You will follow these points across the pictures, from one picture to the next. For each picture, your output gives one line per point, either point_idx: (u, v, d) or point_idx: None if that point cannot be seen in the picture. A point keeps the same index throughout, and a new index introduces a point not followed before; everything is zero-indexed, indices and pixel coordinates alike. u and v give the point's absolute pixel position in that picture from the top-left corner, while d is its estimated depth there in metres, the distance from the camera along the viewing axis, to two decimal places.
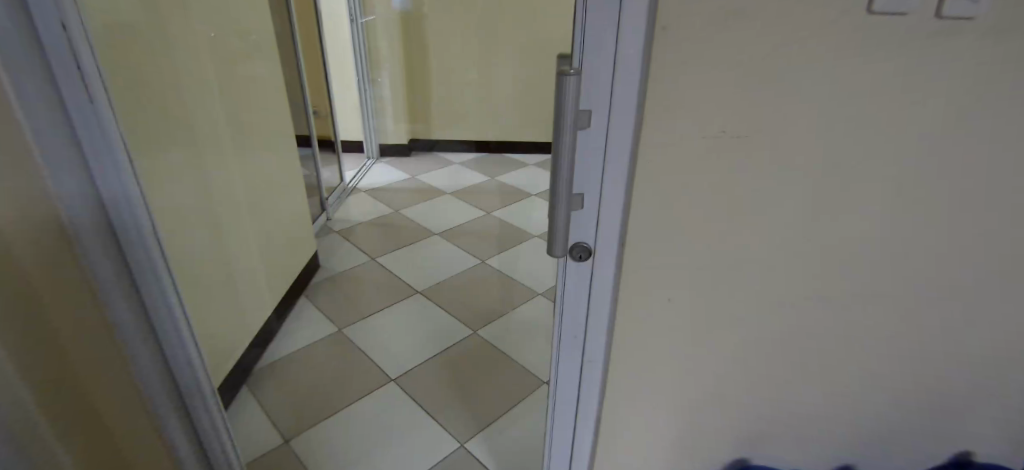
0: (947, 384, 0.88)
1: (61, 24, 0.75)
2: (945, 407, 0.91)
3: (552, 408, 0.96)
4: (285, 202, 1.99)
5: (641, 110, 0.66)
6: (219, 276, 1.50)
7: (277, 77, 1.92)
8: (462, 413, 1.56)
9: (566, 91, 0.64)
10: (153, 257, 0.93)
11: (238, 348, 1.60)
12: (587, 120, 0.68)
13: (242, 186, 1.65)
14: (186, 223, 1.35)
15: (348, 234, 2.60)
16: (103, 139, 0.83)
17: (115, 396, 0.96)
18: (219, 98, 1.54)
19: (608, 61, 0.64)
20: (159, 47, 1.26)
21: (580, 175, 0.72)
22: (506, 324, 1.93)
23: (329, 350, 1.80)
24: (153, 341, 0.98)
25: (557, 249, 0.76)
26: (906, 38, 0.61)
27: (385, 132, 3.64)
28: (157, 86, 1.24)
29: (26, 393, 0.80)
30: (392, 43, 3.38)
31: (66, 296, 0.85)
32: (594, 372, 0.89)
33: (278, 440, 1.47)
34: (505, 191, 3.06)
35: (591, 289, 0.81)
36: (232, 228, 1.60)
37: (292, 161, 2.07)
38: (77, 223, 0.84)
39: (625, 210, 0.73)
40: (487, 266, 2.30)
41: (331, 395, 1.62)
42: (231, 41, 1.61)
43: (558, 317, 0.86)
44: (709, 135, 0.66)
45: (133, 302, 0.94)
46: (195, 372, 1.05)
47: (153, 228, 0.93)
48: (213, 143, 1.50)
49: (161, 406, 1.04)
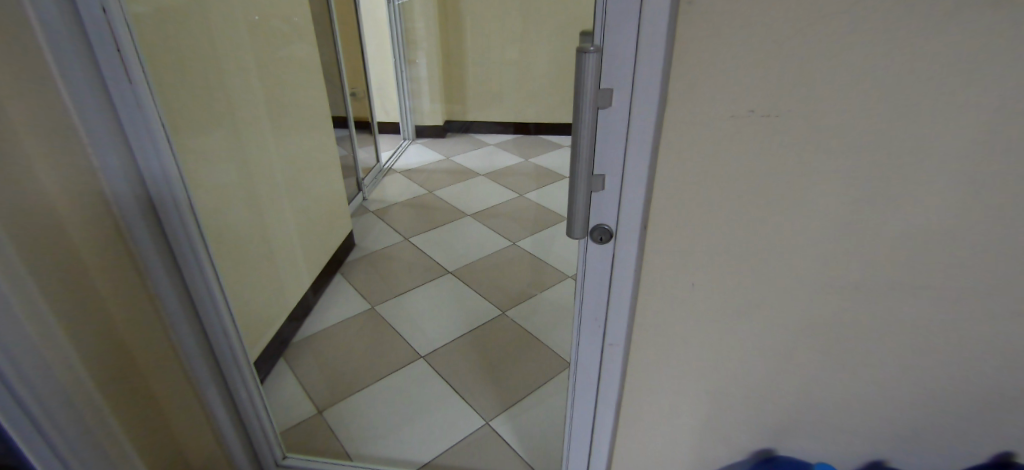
0: (1004, 394, 0.80)
1: (101, 9, 0.78)
2: (1004, 418, 0.82)
3: (573, 388, 0.96)
4: (323, 181, 2.05)
5: (664, 89, 0.65)
6: (256, 255, 1.56)
7: (316, 59, 1.95)
8: (486, 392, 1.58)
9: (586, 70, 0.65)
10: (190, 231, 0.98)
11: (275, 321, 1.67)
12: (609, 99, 0.67)
13: (277, 166, 1.70)
14: (225, 201, 1.41)
15: (384, 213, 2.66)
16: (144, 119, 0.87)
17: (161, 363, 1.04)
18: (257, 79, 1.58)
19: (632, 37, 0.63)
20: (199, 31, 1.30)
21: (601, 156, 0.71)
22: (535, 306, 1.93)
23: (363, 326, 1.86)
24: (192, 311, 1.04)
25: (576, 229, 0.77)
26: (953, 18, 0.56)
27: (422, 113, 3.67)
28: (197, 69, 1.29)
29: (75, 354, 0.87)
30: (427, 24, 3.37)
31: (110, 265, 0.91)
32: (616, 353, 0.89)
33: (311, 411, 1.53)
34: (539, 172, 3.02)
35: (613, 271, 0.80)
36: (269, 208, 1.65)
37: (329, 143, 2.11)
38: (119, 196, 0.90)
39: (649, 191, 0.72)
40: (517, 249, 2.30)
41: (365, 369, 1.67)
42: (270, 25, 1.65)
43: (579, 299, 0.86)
44: (737, 115, 0.64)
45: (173, 276, 0.99)
46: (230, 342, 1.11)
47: (190, 206, 0.98)
48: (250, 124, 1.55)
49: (200, 372, 1.10)
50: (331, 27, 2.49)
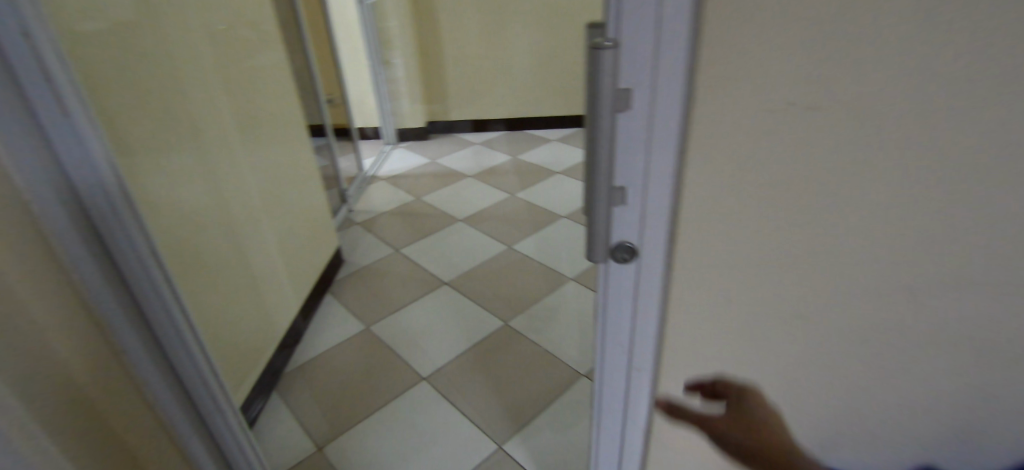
0: None
1: (22, 32, 0.68)
2: None
3: (598, 416, 0.88)
4: (304, 198, 1.94)
5: (691, 85, 0.55)
6: (237, 286, 1.45)
7: (285, 68, 1.83)
8: (497, 413, 1.49)
9: (603, 69, 0.55)
10: (154, 276, 0.87)
11: (264, 354, 1.57)
12: (628, 100, 0.57)
13: (253, 187, 1.59)
14: (198, 232, 1.30)
15: (371, 223, 2.55)
16: (87, 156, 0.76)
17: (139, 426, 0.91)
18: (223, 96, 1.47)
19: (651, 25, 0.53)
20: (152, 50, 1.18)
21: (622, 167, 0.62)
22: (539, 315, 1.85)
23: (359, 349, 1.76)
24: (166, 364, 0.92)
25: (598, 252, 0.68)
26: None
27: (402, 114, 3.53)
28: (155, 91, 1.18)
29: (44, 433, 0.74)
30: (401, 21, 3.19)
31: (68, 325, 0.78)
32: (642, 380, 0.81)
33: (311, 448, 1.43)
34: (528, 171, 2.95)
35: (639, 291, 0.71)
36: (247, 235, 1.54)
37: (307, 156, 2.00)
38: (69, 247, 0.76)
39: (676, 199, 0.63)
40: (513, 253, 2.21)
41: (365, 396, 1.58)
42: (233, 36, 1.53)
43: (600, 323, 0.77)
44: (773, 108, 0.54)
45: (140, 328, 0.87)
46: (213, 392, 1.00)
47: (150, 249, 0.87)
48: (217, 147, 1.42)
49: (184, 429, 0.98)
50: (300, 33, 2.35)
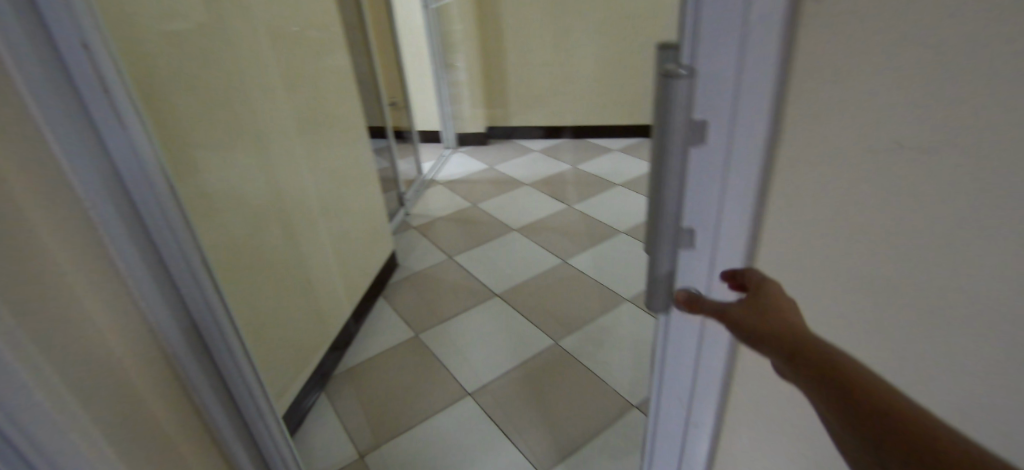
0: None
1: (82, 44, 0.64)
2: None
3: (653, 459, 0.83)
4: (362, 203, 1.96)
5: (777, 121, 0.51)
6: (293, 289, 1.49)
7: (349, 75, 1.87)
8: (541, 438, 1.44)
9: (675, 99, 0.48)
10: (207, 291, 0.83)
11: (315, 356, 1.60)
12: (702, 135, 0.52)
13: (313, 192, 1.62)
14: (257, 236, 1.34)
15: (426, 228, 2.57)
16: (144, 172, 0.72)
17: (192, 441, 0.89)
18: (287, 103, 1.50)
19: (733, 56, 0.48)
20: (222, 59, 1.22)
21: (692, 207, 0.57)
22: (591, 336, 1.78)
23: (407, 357, 1.76)
24: (217, 378, 0.90)
25: (658, 301, 0.62)
26: None
27: (463, 119, 3.55)
28: (221, 99, 1.22)
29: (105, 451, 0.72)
30: (466, 26, 3.22)
31: (127, 340, 0.76)
32: (702, 430, 0.74)
33: (353, 455, 1.43)
34: (586, 182, 2.87)
35: (703, 338, 0.65)
36: (305, 239, 1.57)
37: (367, 162, 2.03)
38: (128, 262, 0.74)
39: (751, 243, 0.58)
40: (567, 268, 2.15)
41: (409, 406, 1.57)
42: (300, 45, 1.56)
43: (659, 367, 0.72)
44: (876, 150, 0.48)
45: (194, 343, 0.85)
46: (260, 406, 0.97)
47: (205, 264, 0.84)
48: (280, 153, 1.46)
49: (233, 443, 0.96)
50: (366, 39, 2.40)
